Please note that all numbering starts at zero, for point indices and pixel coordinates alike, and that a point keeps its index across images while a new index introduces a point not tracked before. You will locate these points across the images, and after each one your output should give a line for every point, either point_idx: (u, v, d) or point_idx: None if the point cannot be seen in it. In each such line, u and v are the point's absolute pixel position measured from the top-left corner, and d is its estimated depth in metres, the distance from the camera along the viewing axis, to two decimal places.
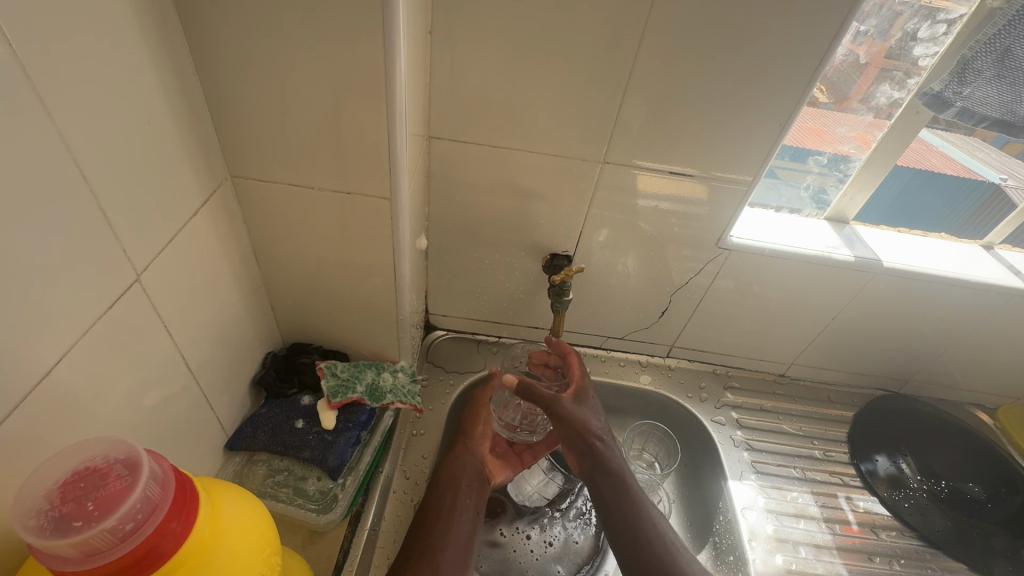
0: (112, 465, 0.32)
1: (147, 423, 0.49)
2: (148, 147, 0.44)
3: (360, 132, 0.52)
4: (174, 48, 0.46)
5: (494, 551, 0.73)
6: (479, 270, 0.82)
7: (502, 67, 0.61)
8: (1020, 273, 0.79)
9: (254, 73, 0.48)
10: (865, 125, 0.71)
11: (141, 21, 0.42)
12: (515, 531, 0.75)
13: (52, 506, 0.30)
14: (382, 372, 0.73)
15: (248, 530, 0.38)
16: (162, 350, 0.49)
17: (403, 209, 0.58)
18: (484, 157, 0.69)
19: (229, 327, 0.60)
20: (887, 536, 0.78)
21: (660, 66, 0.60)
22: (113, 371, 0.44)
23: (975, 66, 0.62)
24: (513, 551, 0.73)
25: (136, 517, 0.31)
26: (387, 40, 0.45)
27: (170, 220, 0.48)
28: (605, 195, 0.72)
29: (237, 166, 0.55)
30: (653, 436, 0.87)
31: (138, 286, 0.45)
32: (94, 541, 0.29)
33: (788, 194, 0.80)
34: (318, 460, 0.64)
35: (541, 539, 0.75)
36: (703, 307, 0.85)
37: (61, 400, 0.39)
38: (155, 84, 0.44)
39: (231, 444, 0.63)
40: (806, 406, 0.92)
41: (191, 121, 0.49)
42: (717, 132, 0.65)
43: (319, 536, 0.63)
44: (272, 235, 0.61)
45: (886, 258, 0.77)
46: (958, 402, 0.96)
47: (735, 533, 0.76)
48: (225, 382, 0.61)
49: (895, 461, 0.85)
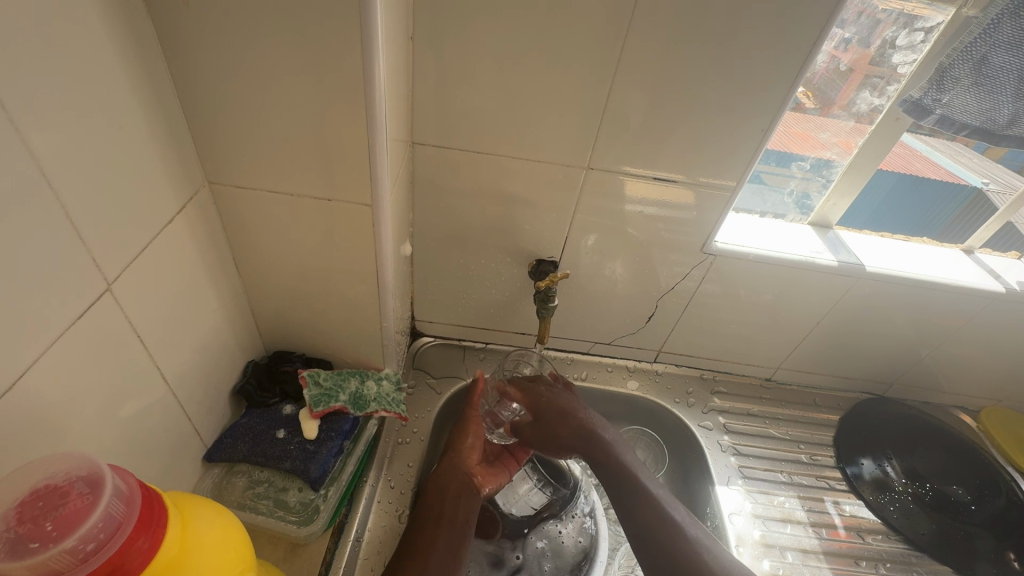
0: (74, 482, 0.31)
1: (120, 434, 0.48)
2: (120, 153, 0.43)
3: (340, 137, 0.51)
4: (147, 52, 0.45)
5: (498, 572, 0.72)
6: (465, 277, 0.82)
7: (486, 72, 0.61)
8: (1000, 277, 0.80)
9: (231, 79, 0.48)
10: (847, 131, 0.72)
11: (112, 25, 0.41)
12: (516, 547, 0.74)
13: (8, 527, 0.29)
14: (366, 380, 0.72)
15: (221, 546, 0.37)
16: (135, 359, 0.48)
17: (384, 216, 0.57)
18: (469, 162, 0.68)
19: (207, 336, 0.59)
20: (873, 540, 0.78)
21: (644, 72, 0.60)
22: (83, 382, 0.43)
23: (953, 73, 0.63)
24: (521, 570, 0.73)
25: (98, 537, 0.30)
26: (365, 44, 0.45)
27: (143, 228, 0.47)
28: (590, 201, 0.72)
29: (216, 172, 0.54)
30: (642, 441, 0.89)
31: (109, 296, 0.44)
32: (53, 562, 0.29)
33: (772, 200, 0.80)
34: (299, 471, 0.62)
35: (539, 549, 0.74)
36: (690, 312, 0.85)
37: (28, 414, 0.38)
38: (127, 89, 0.43)
39: (210, 456, 0.62)
40: (793, 411, 0.92)
41: (166, 127, 0.49)
42: (703, 136, 0.65)
43: (301, 548, 0.61)
44: (250, 242, 0.60)
45: (869, 262, 0.77)
46: (942, 404, 0.97)
47: (722, 538, 0.75)
48: (203, 392, 0.60)
49: (880, 464, 0.86)
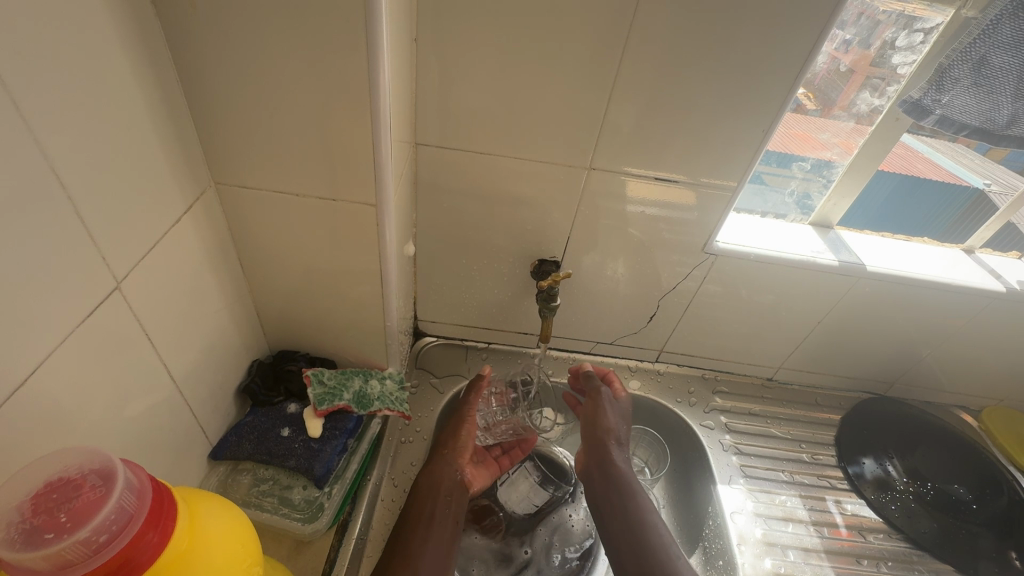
0: (87, 475, 0.32)
1: (128, 432, 0.48)
2: (128, 153, 0.44)
3: (345, 138, 0.51)
4: (155, 55, 0.46)
5: (506, 569, 0.73)
6: (468, 277, 0.82)
7: (489, 73, 0.61)
8: (1001, 277, 0.80)
9: (237, 80, 0.48)
10: (847, 131, 0.72)
11: (121, 27, 0.41)
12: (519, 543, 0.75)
13: (22, 518, 0.29)
14: (369, 379, 0.72)
15: (229, 539, 0.38)
16: (144, 358, 0.49)
17: (388, 216, 0.57)
18: (472, 163, 0.69)
19: (213, 335, 0.60)
20: (875, 538, 0.78)
21: (645, 73, 0.61)
22: (92, 379, 0.43)
23: (952, 74, 0.64)
24: (529, 565, 0.73)
25: (111, 529, 0.30)
26: (370, 45, 0.46)
27: (151, 228, 0.48)
28: (592, 201, 0.72)
29: (222, 173, 0.55)
30: (643, 440, 0.87)
31: (118, 294, 0.45)
32: (67, 553, 0.29)
33: (773, 200, 0.81)
34: (303, 468, 0.63)
35: (544, 544, 0.75)
36: (692, 312, 0.85)
37: (38, 411, 0.39)
38: (134, 89, 0.44)
39: (215, 454, 0.62)
40: (795, 410, 0.93)
41: (173, 127, 0.49)
42: (704, 136, 0.65)
43: (305, 546, 0.62)
44: (256, 242, 0.61)
45: (869, 262, 0.78)
46: (944, 404, 0.97)
47: (724, 537, 0.76)
48: (208, 390, 0.60)
49: (882, 464, 0.86)
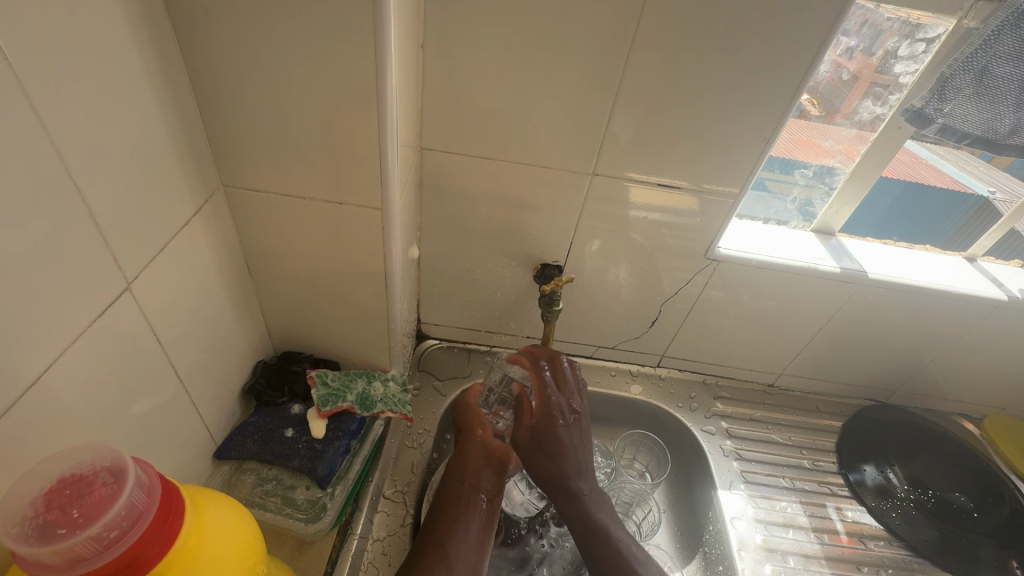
0: (99, 473, 0.33)
1: (134, 431, 0.49)
2: (139, 155, 0.45)
3: (352, 142, 0.52)
4: (167, 59, 0.46)
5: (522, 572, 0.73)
6: (471, 280, 0.83)
7: (495, 78, 0.62)
8: (1003, 285, 0.80)
9: (246, 85, 0.49)
10: (849, 139, 0.73)
11: (134, 33, 0.42)
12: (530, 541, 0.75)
13: (37, 513, 0.31)
14: (372, 381, 0.73)
15: (232, 538, 0.38)
16: (151, 357, 0.50)
17: (394, 220, 0.58)
18: (475, 167, 0.70)
19: (219, 335, 0.60)
20: (875, 546, 0.78)
21: (649, 79, 0.61)
22: (100, 378, 0.44)
23: (954, 83, 0.62)
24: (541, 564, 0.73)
25: (121, 525, 0.31)
26: (378, 52, 0.46)
27: (160, 230, 0.48)
28: (595, 206, 0.73)
29: (231, 176, 0.56)
30: (643, 446, 0.86)
31: (128, 295, 0.45)
32: (79, 548, 0.30)
33: (776, 206, 0.81)
34: (306, 468, 0.63)
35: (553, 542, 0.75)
36: (693, 317, 0.86)
37: (47, 410, 0.39)
38: (146, 93, 0.44)
39: (221, 453, 0.63)
40: (796, 416, 0.93)
41: (184, 131, 0.50)
42: (708, 142, 0.66)
43: (307, 545, 0.62)
44: (262, 244, 0.61)
45: (871, 269, 0.78)
46: (946, 412, 0.97)
47: (724, 542, 0.76)
48: (214, 390, 0.61)
49: (883, 471, 0.86)
